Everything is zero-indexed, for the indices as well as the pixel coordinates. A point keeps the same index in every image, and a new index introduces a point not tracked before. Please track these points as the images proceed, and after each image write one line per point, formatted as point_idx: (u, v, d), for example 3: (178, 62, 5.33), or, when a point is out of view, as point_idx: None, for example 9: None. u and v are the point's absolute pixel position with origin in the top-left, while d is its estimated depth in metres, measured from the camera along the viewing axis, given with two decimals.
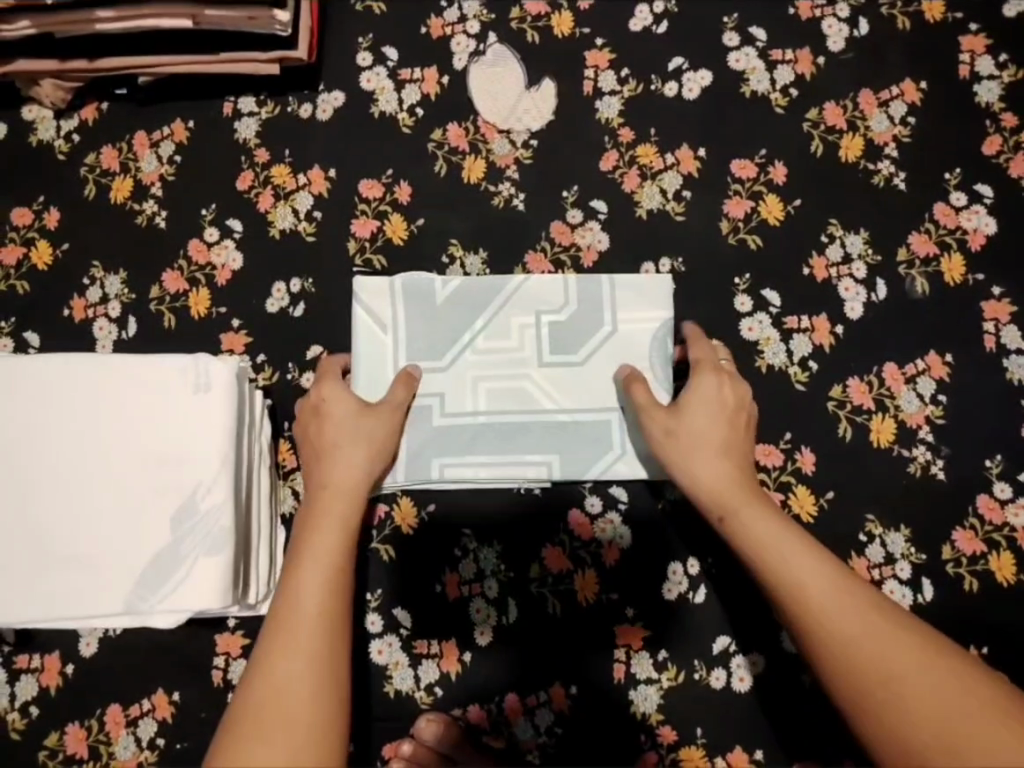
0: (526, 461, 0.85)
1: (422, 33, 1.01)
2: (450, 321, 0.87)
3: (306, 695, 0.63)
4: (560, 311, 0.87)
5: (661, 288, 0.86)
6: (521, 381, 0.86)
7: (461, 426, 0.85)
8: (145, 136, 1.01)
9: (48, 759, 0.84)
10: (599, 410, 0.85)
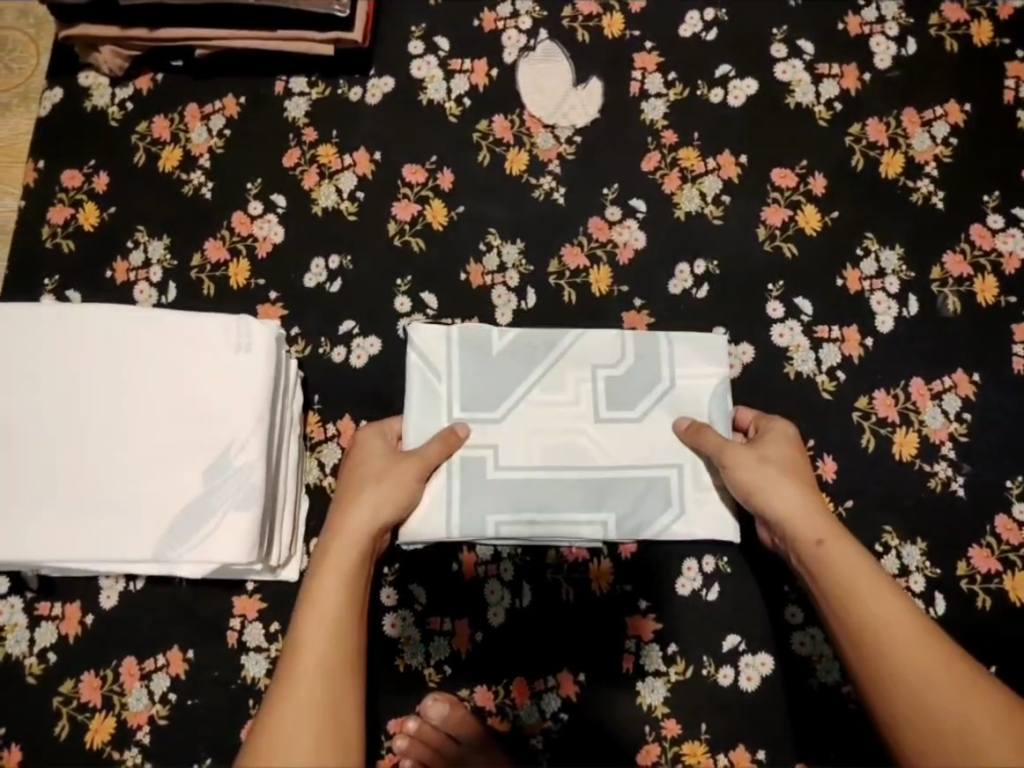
0: (582, 520, 0.82)
1: (475, 26, 1.03)
2: (507, 373, 0.86)
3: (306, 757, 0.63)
4: (615, 365, 0.86)
5: (714, 344, 0.86)
6: (576, 437, 0.84)
7: (512, 479, 0.83)
8: (197, 108, 1.03)
9: (63, 705, 0.86)
10: (658, 466, 0.83)
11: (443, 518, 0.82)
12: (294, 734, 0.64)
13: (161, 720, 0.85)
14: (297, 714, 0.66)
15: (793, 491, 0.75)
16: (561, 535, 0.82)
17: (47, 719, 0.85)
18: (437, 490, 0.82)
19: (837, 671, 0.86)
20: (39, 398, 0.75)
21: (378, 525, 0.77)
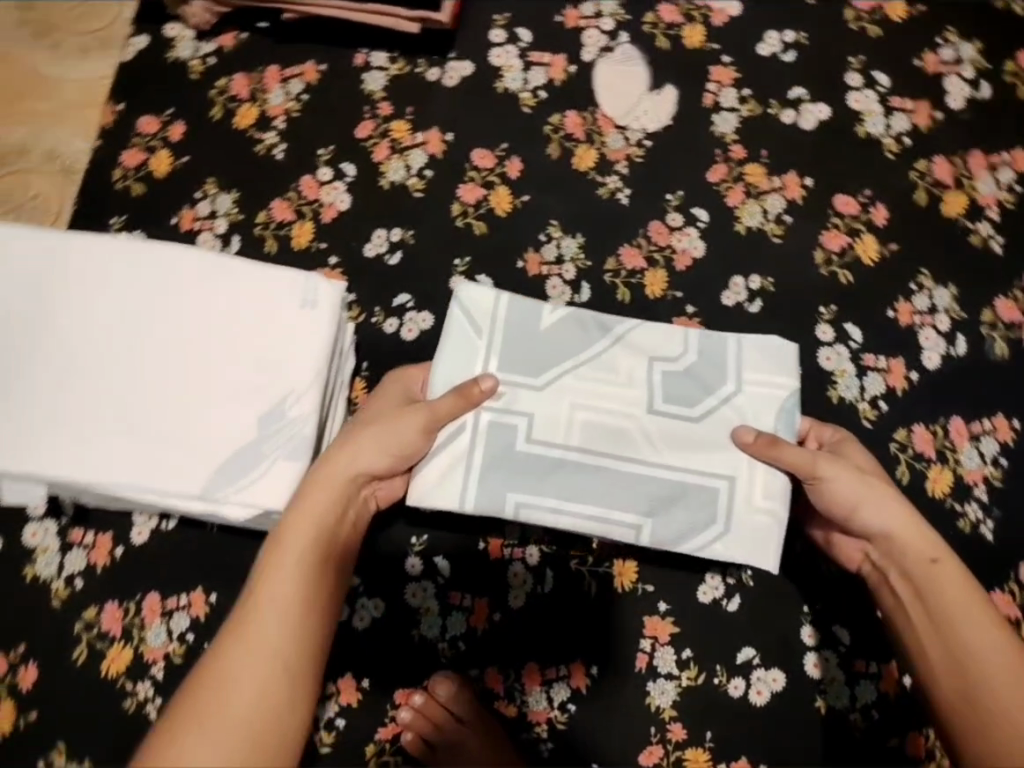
0: (615, 518, 0.75)
1: (556, 22, 1.04)
2: (555, 344, 0.80)
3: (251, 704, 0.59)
4: (675, 358, 0.80)
5: (786, 353, 0.80)
6: (623, 424, 0.77)
7: (546, 461, 0.76)
8: (277, 70, 1.04)
9: (83, 632, 0.87)
10: (708, 473, 0.76)
11: (457, 486, 0.76)
12: (243, 675, 0.60)
13: (177, 659, 0.86)
14: (255, 645, 0.62)
15: (894, 499, 0.74)
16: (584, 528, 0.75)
17: (67, 643, 0.86)
18: (458, 455, 0.76)
19: (847, 697, 0.87)
20: (106, 327, 0.76)
21: (365, 469, 0.74)
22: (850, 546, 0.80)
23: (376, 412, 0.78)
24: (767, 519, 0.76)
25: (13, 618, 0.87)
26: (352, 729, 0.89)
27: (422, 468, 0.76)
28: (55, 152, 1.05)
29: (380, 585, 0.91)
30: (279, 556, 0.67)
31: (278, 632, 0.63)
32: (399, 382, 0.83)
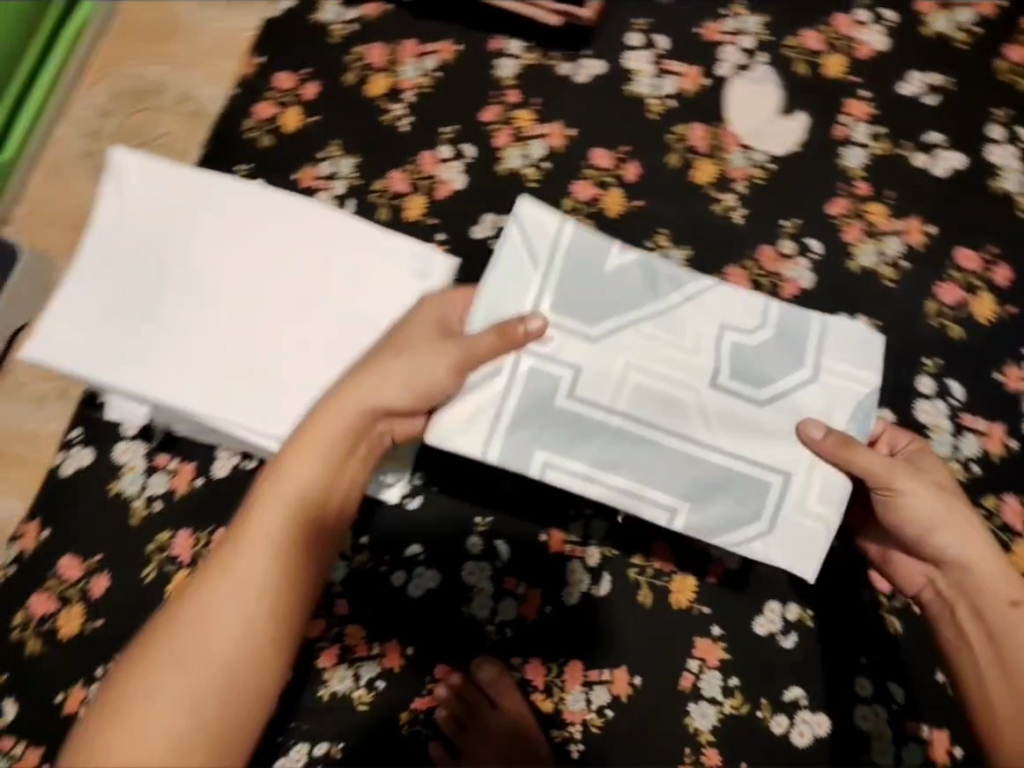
0: (652, 495, 0.72)
1: (695, 32, 1.02)
2: (619, 293, 0.75)
3: (220, 652, 0.62)
4: (748, 331, 0.75)
5: (870, 346, 0.74)
6: (679, 395, 0.73)
7: (591, 421, 0.72)
8: (415, 44, 1.04)
9: (155, 553, 0.91)
10: (762, 464, 0.72)
11: (485, 431, 0.72)
12: (216, 620, 0.63)
13: None
14: (229, 593, 0.64)
15: (971, 529, 0.74)
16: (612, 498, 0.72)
17: (140, 562, 0.90)
18: (494, 397, 0.72)
19: (892, 754, 0.87)
20: (235, 270, 0.81)
21: (378, 403, 0.72)
22: (912, 569, 0.79)
23: (408, 341, 0.74)
24: (815, 525, 0.72)
25: (92, 529, 0.91)
26: (393, 695, 0.91)
27: (449, 407, 0.72)
28: (191, 99, 1.13)
29: (441, 558, 0.93)
30: (265, 502, 0.67)
31: (245, 608, 0.64)
32: (432, 307, 0.76)
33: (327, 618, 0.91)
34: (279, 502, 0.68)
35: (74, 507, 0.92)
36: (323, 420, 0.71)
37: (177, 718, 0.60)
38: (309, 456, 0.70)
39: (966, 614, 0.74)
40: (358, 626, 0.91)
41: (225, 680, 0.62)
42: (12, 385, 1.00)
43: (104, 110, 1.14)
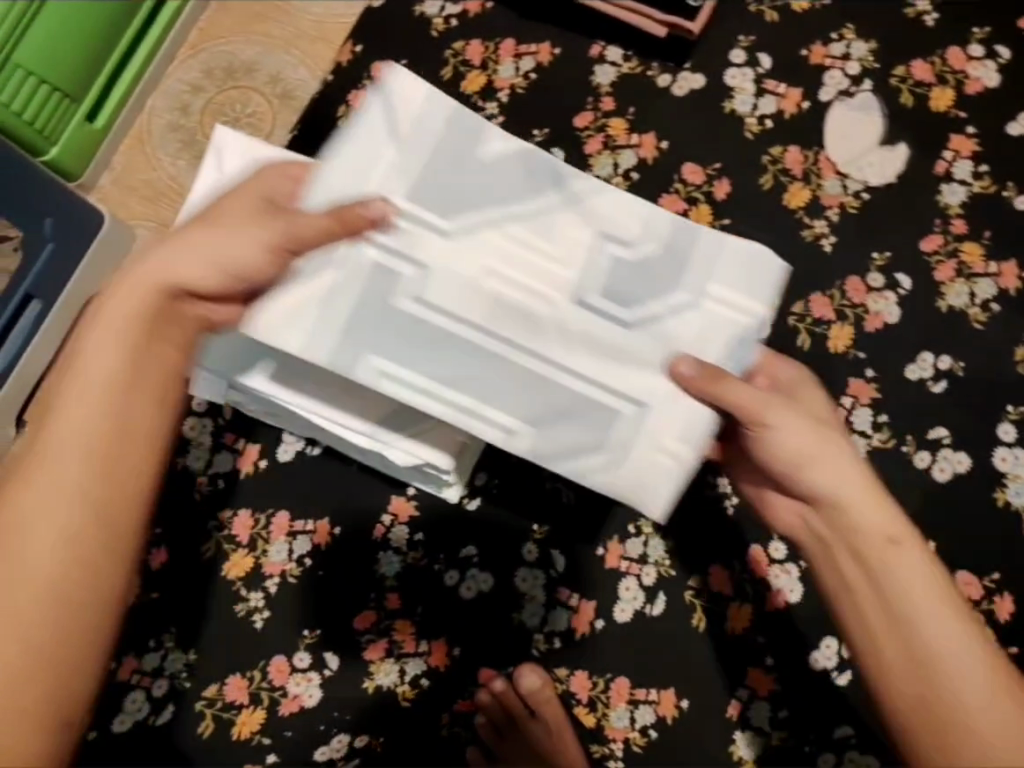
0: (493, 414, 0.64)
1: (801, 55, 1.00)
2: (486, 185, 0.64)
3: (44, 565, 0.52)
4: (632, 242, 0.65)
5: (764, 271, 0.65)
6: (536, 307, 0.63)
7: (433, 327, 0.63)
8: (513, 44, 1.03)
9: (215, 530, 0.92)
10: (617, 392, 0.63)
11: (309, 326, 0.62)
12: (37, 530, 0.53)
13: (293, 579, 0.91)
14: (38, 491, 0.53)
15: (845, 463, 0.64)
16: (451, 417, 0.64)
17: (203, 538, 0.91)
18: (322, 291, 0.62)
19: None
20: None
21: (185, 282, 0.60)
22: (786, 509, 0.69)
23: (220, 212, 0.63)
24: (665, 461, 0.64)
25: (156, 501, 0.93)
26: (436, 693, 0.91)
27: (275, 296, 0.62)
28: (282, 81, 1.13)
29: (496, 561, 0.92)
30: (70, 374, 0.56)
31: (57, 545, 0.52)
32: (258, 181, 0.65)
33: (377, 611, 0.91)
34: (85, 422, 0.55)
35: None
36: (111, 301, 0.58)
37: (29, 648, 0.51)
38: (105, 342, 0.57)
39: (845, 559, 0.63)
40: (407, 622, 0.91)
41: (67, 595, 0.52)
42: None
43: (196, 85, 1.14)
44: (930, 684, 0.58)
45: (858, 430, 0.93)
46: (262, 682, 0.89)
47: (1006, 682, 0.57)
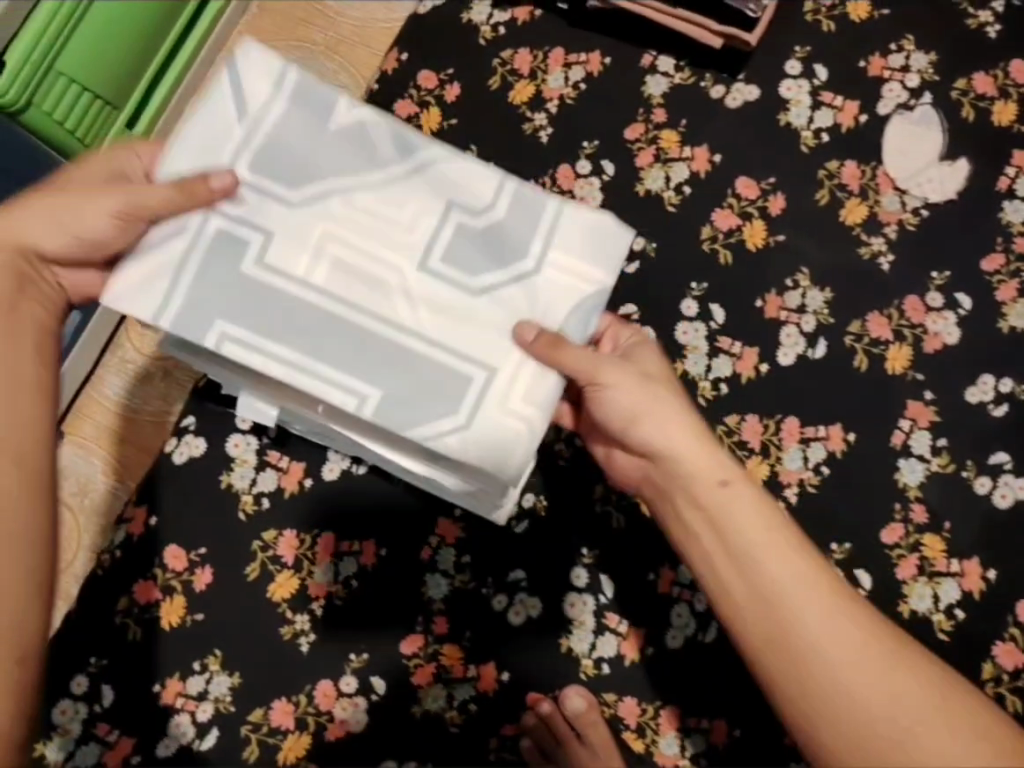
0: (338, 380, 0.64)
1: (859, 66, 0.98)
2: (333, 153, 0.67)
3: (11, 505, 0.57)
4: (478, 210, 0.68)
5: (613, 243, 0.69)
6: (383, 275, 0.66)
7: (278, 295, 0.64)
8: (562, 54, 1.00)
9: (259, 550, 0.91)
10: (465, 357, 0.66)
11: (163, 292, 0.64)
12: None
13: (338, 601, 0.90)
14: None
15: (674, 413, 0.67)
16: (306, 384, 0.64)
17: (248, 556, 0.91)
18: (174, 260, 0.64)
19: None
20: None
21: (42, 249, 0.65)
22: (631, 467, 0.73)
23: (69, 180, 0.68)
24: (519, 428, 0.66)
25: (201, 519, 0.92)
26: (482, 719, 0.89)
27: (129, 262, 0.64)
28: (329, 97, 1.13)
29: (544, 586, 0.90)
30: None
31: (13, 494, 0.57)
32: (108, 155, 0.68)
33: (425, 635, 0.89)
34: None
35: (182, 497, 0.92)
36: None
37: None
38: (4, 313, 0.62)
39: (686, 506, 0.67)
40: (455, 646, 0.89)
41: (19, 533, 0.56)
42: (120, 362, 1.04)
43: None
44: (769, 619, 0.62)
45: (916, 453, 0.91)
46: (308, 707, 0.88)
47: (854, 616, 0.62)
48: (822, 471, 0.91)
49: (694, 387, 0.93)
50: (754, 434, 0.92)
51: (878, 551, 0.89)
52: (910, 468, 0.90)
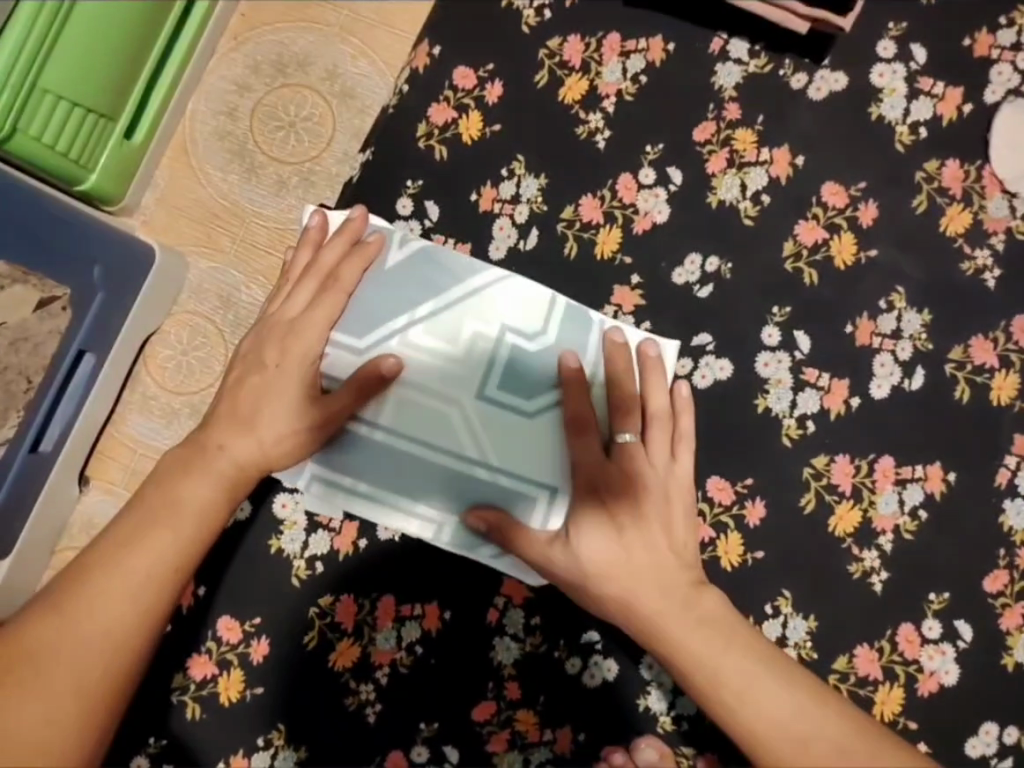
0: (415, 512, 0.82)
1: (963, 45, 0.86)
2: (398, 298, 0.83)
3: (114, 626, 0.64)
4: (529, 334, 0.83)
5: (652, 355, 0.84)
6: (448, 410, 0.81)
7: (357, 434, 0.82)
8: (618, 40, 0.89)
9: (317, 617, 0.86)
10: (531, 480, 0.80)
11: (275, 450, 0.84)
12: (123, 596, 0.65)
13: (403, 668, 0.85)
14: (131, 577, 0.66)
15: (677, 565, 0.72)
16: (380, 513, 0.83)
17: (301, 629, 0.86)
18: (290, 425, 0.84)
19: None
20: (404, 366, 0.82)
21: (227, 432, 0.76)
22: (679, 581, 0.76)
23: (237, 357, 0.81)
24: None
25: (250, 585, 0.87)
26: None
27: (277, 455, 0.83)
28: (352, 94, 1.02)
29: (621, 646, 0.84)
30: (171, 495, 0.71)
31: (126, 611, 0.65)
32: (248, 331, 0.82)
33: (496, 701, 0.84)
34: (128, 577, 0.66)
35: (233, 564, 0.88)
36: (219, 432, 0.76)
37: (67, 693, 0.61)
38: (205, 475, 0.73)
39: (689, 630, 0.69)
40: (530, 711, 0.84)
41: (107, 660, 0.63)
42: (143, 399, 1.01)
43: (241, 83, 1.04)
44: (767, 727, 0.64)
45: (1022, 493, 0.82)
46: None
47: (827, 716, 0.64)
48: (919, 515, 0.83)
49: (778, 426, 0.85)
50: (845, 476, 0.83)
51: (980, 602, 0.81)
52: (1015, 509, 0.82)
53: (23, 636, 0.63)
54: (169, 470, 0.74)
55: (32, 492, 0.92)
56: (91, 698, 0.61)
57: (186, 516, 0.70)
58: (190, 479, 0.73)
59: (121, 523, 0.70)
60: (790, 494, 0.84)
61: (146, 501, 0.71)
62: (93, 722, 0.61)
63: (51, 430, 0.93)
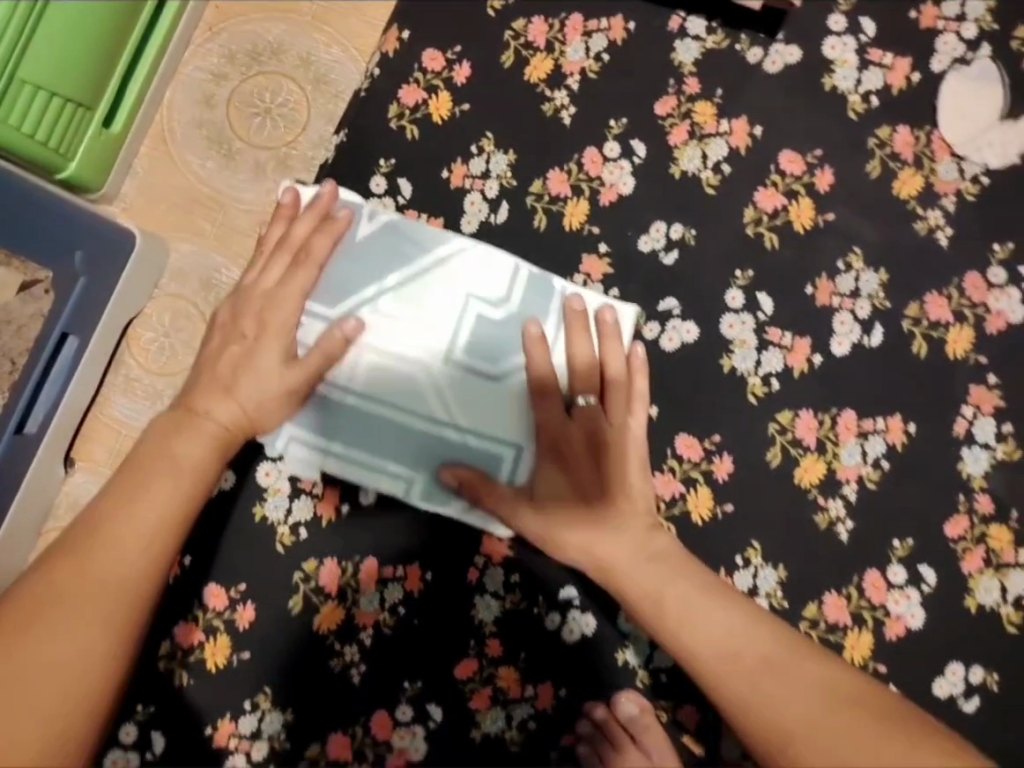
0: (387, 473, 0.85)
1: (910, 18, 0.90)
2: (368, 267, 0.85)
3: (118, 585, 0.66)
4: (495, 302, 0.85)
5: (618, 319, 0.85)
6: (416, 373, 0.84)
7: (331, 399, 0.84)
8: (581, 21, 0.93)
9: (301, 582, 0.88)
10: (499, 441, 0.83)
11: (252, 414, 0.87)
12: (121, 558, 0.68)
13: (387, 629, 0.87)
14: (127, 539, 0.69)
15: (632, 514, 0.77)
16: (354, 474, 0.85)
17: (286, 594, 0.88)
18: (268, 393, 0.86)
19: None
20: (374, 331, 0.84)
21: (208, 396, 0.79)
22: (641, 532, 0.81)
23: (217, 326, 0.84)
24: None
25: (233, 554, 0.89)
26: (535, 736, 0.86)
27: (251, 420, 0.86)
28: (328, 82, 1.06)
29: (598, 602, 0.87)
30: (157, 463, 0.74)
31: (127, 570, 0.67)
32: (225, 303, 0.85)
33: (478, 659, 0.87)
34: (125, 538, 0.68)
35: (216, 534, 0.90)
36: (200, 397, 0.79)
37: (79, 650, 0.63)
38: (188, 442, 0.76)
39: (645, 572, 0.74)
40: (511, 668, 0.86)
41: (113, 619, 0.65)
42: (126, 381, 1.04)
43: (220, 74, 1.07)
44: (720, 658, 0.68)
45: (980, 442, 0.85)
46: (365, 739, 0.86)
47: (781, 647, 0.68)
48: (882, 465, 0.86)
49: (744, 384, 0.88)
50: (809, 431, 0.86)
51: (942, 547, 0.84)
52: (973, 458, 0.85)
53: (26, 600, 0.65)
54: (153, 442, 0.76)
55: (18, 469, 0.94)
56: (101, 654, 0.64)
57: (174, 479, 0.73)
58: (174, 446, 0.75)
59: (112, 494, 0.72)
60: (757, 449, 0.87)
61: (134, 471, 0.73)
62: (106, 679, 0.64)
63: (37, 407, 0.96)
